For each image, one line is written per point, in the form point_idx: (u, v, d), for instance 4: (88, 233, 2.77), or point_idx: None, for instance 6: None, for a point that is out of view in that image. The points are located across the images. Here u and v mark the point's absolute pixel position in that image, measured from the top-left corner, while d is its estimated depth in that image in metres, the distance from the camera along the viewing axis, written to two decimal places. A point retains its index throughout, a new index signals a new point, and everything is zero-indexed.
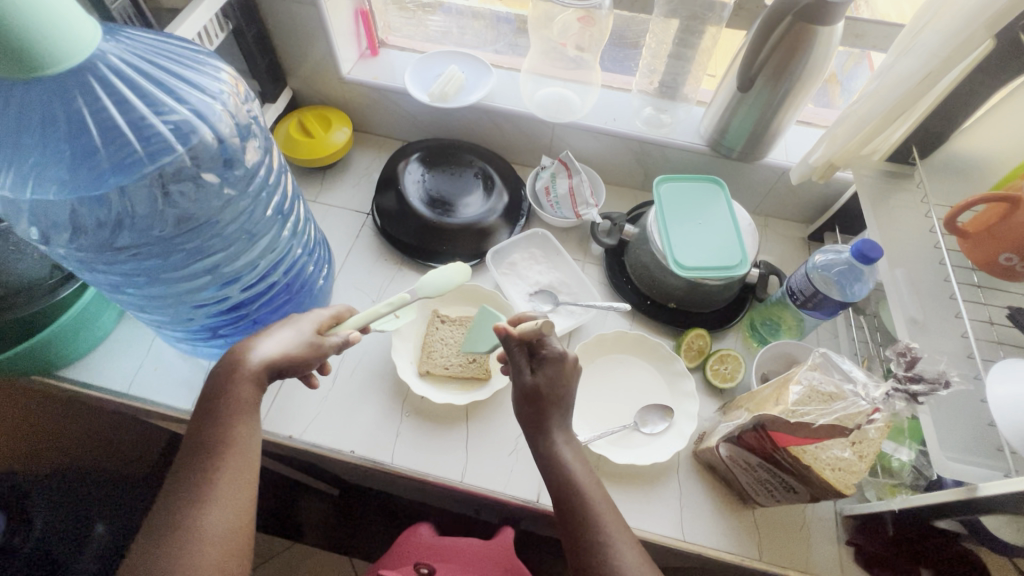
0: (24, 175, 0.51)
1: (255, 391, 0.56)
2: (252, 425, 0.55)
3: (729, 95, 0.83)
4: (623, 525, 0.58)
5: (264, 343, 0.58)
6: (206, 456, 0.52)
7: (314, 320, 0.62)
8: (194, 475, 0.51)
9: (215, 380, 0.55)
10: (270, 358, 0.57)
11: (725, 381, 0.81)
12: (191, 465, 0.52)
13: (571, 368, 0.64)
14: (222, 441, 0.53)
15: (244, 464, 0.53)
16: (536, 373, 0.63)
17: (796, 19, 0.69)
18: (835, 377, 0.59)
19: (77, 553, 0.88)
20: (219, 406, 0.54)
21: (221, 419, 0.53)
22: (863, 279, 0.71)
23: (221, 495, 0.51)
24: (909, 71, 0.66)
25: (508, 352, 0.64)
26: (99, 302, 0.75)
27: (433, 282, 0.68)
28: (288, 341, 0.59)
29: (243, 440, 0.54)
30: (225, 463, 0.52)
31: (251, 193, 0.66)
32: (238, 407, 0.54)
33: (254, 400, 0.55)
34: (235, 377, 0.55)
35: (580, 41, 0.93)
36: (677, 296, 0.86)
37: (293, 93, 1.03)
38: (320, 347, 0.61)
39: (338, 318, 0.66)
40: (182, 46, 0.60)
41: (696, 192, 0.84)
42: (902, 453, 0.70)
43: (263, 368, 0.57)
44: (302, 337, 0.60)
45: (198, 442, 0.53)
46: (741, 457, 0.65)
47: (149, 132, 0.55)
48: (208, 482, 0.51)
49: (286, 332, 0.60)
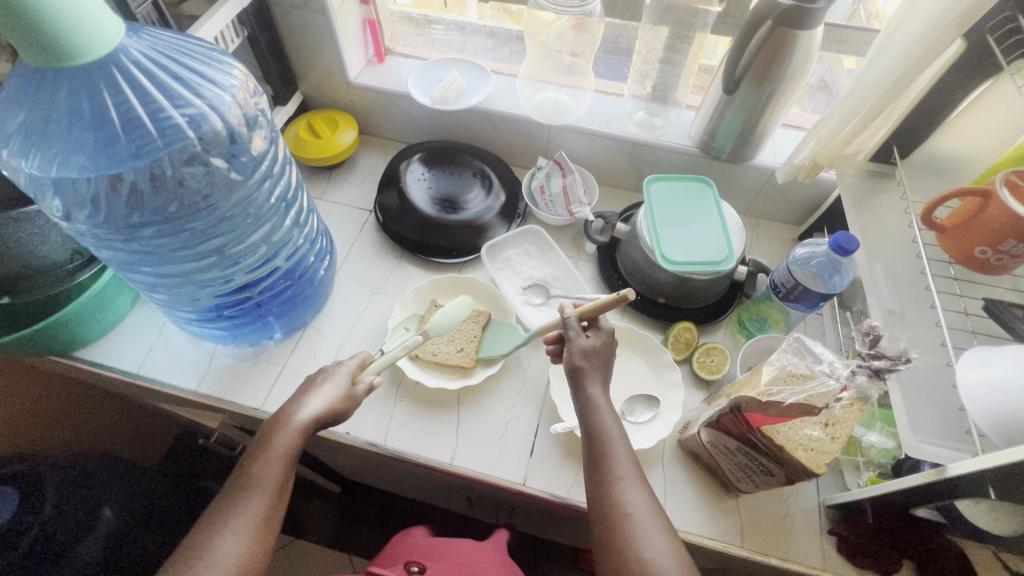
0: (51, 159, 0.56)
1: (295, 443, 0.62)
2: (285, 469, 0.61)
3: (716, 98, 0.87)
4: (635, 465, 0.60)
5: (310, 400, 0.66)
6: (241, 489, 0.58)
7: (346, 372, 0.70)
8: (225, 503, 0.57)
9: (267, 429, 0.63)
10: (317, 414, 0.64)
11: (711, 373, 0.83)
12: (228, 492, 0.58)
13: (583, 361, 0.65)
14: (254, 479, 0.59)
15: (267, 506, 0.58)
16: (591, 337, 0.67)
17: (776, 23, 0.72)
18: (807, 360, 0.61)
19: (83, 536, 0.88)
20: (264, 449, 0.61)
21: (261, 460, 0.60)
22: (842, 271, 0.74)
23: (239, 526, 0.56)
24: (883, 73, 0.68)
25: (563, 326, 0.67)
26: (114, 287, 0.80)
27: (441, 321, 0.75)
28: (334, 397, 0.66)
29: (272, 482, 0.59)
30: (251, 500, 0.57)
31: (255, 181, 0.71)
32: (277, 452, 0.61)
33: (292, 451, 0.62)
34: (283, 425, 0.63)
35: (574, 48, 0.98)
36: (666, 291, 0.88)
37: (303, 98, 1.09)
38: (354, 395, 0.68)
39: (363, 363, 0.72)
40: (197, 44, 0.66)
41: (685, 191, 0.87)
42: (872, 437, 0.74)
43: (309, 423, 0.64)
44: (340, 390, 0.68)
45: (238, 476, 0.59)
46: (721, 442, 0.66)
47: (168, 123, 0.60)
48: (233, 513, 0.57)
49: (328, 387, 0.67)
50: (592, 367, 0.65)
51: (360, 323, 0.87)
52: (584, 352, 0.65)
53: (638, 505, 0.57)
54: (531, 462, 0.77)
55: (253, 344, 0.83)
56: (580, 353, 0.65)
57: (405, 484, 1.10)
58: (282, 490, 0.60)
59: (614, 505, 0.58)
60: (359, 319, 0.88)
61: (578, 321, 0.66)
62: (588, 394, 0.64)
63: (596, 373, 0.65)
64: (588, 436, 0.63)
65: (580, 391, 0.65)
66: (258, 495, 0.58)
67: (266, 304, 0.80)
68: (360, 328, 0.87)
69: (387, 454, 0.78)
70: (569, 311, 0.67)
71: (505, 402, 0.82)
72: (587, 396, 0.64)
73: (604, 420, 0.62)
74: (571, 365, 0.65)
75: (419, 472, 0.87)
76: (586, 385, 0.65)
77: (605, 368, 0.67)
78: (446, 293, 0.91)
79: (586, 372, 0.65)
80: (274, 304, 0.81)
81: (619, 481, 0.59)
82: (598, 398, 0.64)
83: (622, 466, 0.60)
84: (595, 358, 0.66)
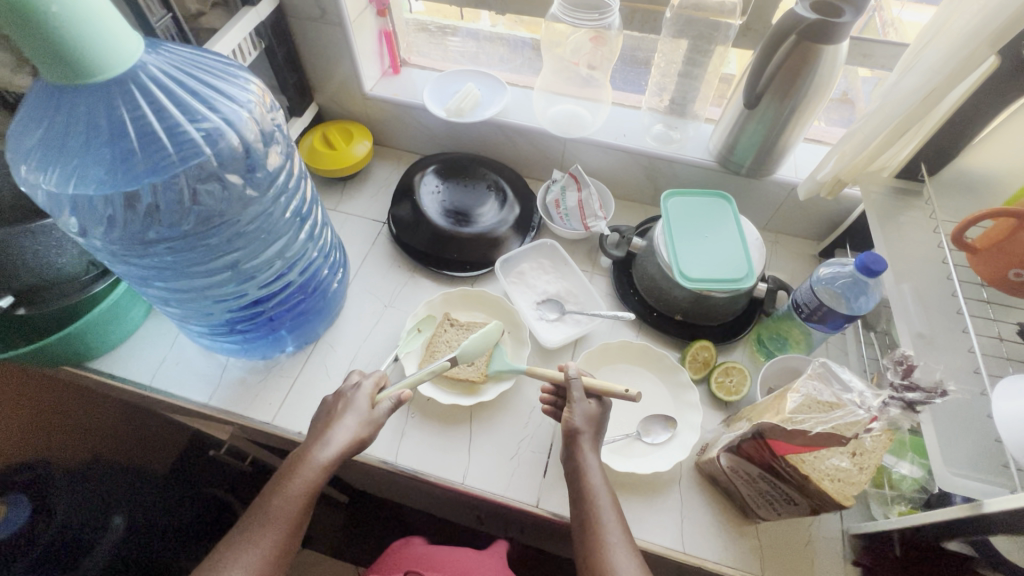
0: (68, 174, 0.56)
1: (315, 482, 0.63)
2: (302, 509, 0.62)
3: (736, 112, 0.85)
4: (624, 528, 0.61)
5: (334, 437, 0.66)
6: (255, 523, 0.60)
7: (366, 396, 0.70)
8: (240, 533, 0.59)
9: (290, 465, 0.64)
10: (341, 449, 0.65)
11: (730, 394, 0.81)
12: (243, 523, 0.60)
13: (583, 424, 0.66)
14: (270, 515, 0.60)
15: (279, 544, 0.59)
16: (591, 403, 0.68)
17: (801, 38, 0.70)
18: (834, 387, 0.59)
19: (93, 543, 0.89)
20: (284, 486, 0.62)
21: (280, 496, 0.61)
22: (868, 292, 0.71)
23: (246, 561, 0.57)
24: (912, 89, 0.67)
25: (568, 389, 0.68)
26: (130, 297, 0.80)
27: (473, 346, 0.74)
28: (357, 427, 0.67)
29: (287, 519, 0.60)
30: (263, 536, 0.59)
31: (271, 196, 0.71)
32: (297, 490, 0.61)
33: (312, 491, 0.62)
34: (307, 463, 0.63)
35: (592, 60, 0.97)
36: (684, 308, 0.86)
37: (319, 108, 1.09)
38: (375, 419, 0.68)
39: (380, 384, 0.73)
40: (215, 59, 0.65)
41: (704, 207, 0.85)
42: (902, 468, 0.71)
43: (330, 462, 0.64)
44: (360, 418, 0.68)
45: (257, 508, 0.61)
46: (742, 468, 0.64)
47: (183, 138, 0.60)
48: (245, 546, 0.58)
49: (349, 417, 0.68)
50: (589, 431, 0.66)
51: (371, 337, 0.86)
52: (585, 416, 0.67)
53: (626, 572, 0.56)
54: (544, 483, 0.75)
55: (265, 357, 0.83)
56: (582, 417, 0.66)
57: (413, 497, 1.09)
58: (297, 528, 0.61)
59: (602, 570, 0.57)
60: (372, 332, 0.87)
61: (582, 390, 0.68)
62: (577, 458, 0.65)
63: (592, 439, 0.66)
64: (578, 499, 0.64)
65: (571, 457, 0.66)
66: (271, 531, 0.59)
67: (279, 318, 0.80)
68: (372, 342, 0.86)
69: (398, 471, 0.77)
70: (577, 378, 0.68)
71: (518, 420, 0.80)
72: (578, 456, 0.65)
73: (594, 486, 0.63)
74: (570, 427, 0.66)
75: (428, 488, 0.86)
76: (580, 445, 0.65)
77: (599, 435, 0.68)
78: (458, 306, 0.90)
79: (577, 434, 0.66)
80: (286, 318, 0.81)
81: (609, 546, 0.58)
82: (589, 460, 0.65)
83: (613, 530, 0.60)
84: (593, 423, 0.67)
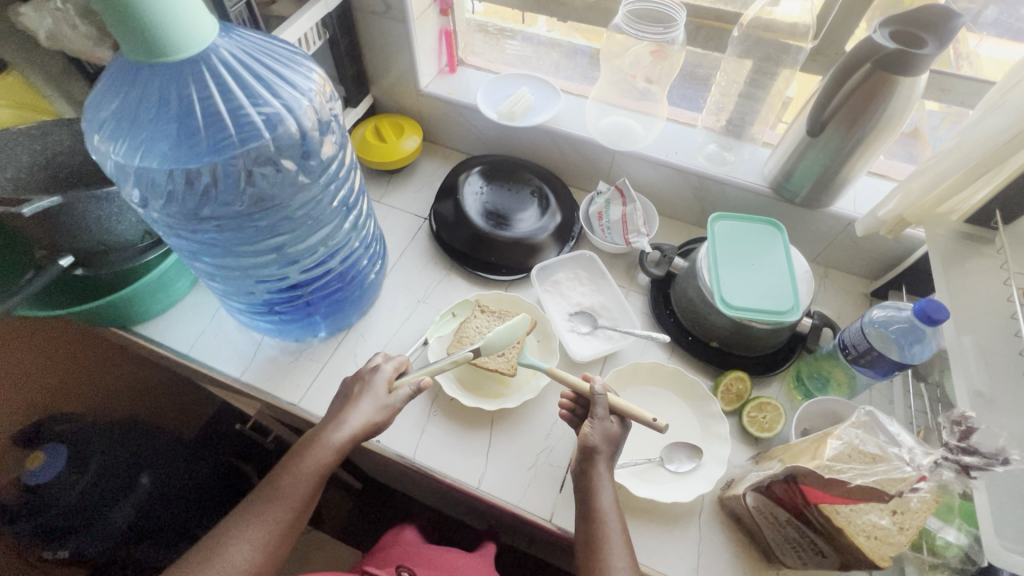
0: (136, 146, 0.59)
1: (326, 464, 0.64)
2: (312, 488, 0.63)
3: (797, 139, 0.82)
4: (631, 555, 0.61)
5: (348, 420, 0.67)
6: (266, 500, 0.61)
7: (384, 380, 0.70)
8: (251, 510, 0.61)
9: (302, 444, 0.66)
10: (355, 432, 0.66)
11: (762, 430, 0.77)
12: (255, 500, 0.62)
13: (601, 442, 0.65)
14: (280, 493, 0.62)
15: (288, 521, 0.61)
16: (614, 423, 0.67)
17: (876, 67, 0.67)
18: (880, 439, 0.56)
19: (119, 499, 0.93)
20: (296, 464, 0.63)
21: (291, 476, 0.62)
22: (924, 341, 0.67)
23: (254, 537, 0.59)
24: (996, 129, 0.62)
25: (591, 404, 0.66)
26: (178, 269, 0.83)
27: (497, 339, 0.73)
28: (370, 412, 0.67)
29: (297, 498, 0.62)
30: (273, 513, 0.61)
31: (322, 184, 0.72)
32: (308, 470, 0.63)
33: (322, 471, 0.64)
34: (319, 442, 0.65)
35: (650, 74, 0.96)
36: (721, 336, 0.84)
37: (374, 101, 1.11)
38: (391, 404, 0.69)
39: (400, 369, 0.73)
40: (283, 46, 0.67)
41: (754, 234, 0.82)
42: (948, 534, 0.62)
43: (343, 444, 0.65)
44: (375, 405, 0.68)
45: (268, 486, 0.63)
46: (768, 510, 0.61)
47: (245, 120, 0.61)
48: (254, 522, 0.60)
49: (364, 403, 0.68)
50: (607, 451, 0.65)
51: (401, 331, 0.87)
52: (604, 435, 0.65)
53: None
54: (559, 498, 0.73)
55: (298, 339, 0.85)
56: (600, 435, 0.65)
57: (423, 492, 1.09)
58: (304, 508, 0.63)
59: None
60: (403, 325, 0.88)
61: (606, 408, 0.66)
62: (592, 475, 0.64)
63: (609, 458, 0.65)
64: (585, 517, 0.63)
65: (583, 473, 0.65)
66: (282, 509, 0.61)
67: (315, 304, 0.81)
68: (402, 337, 0.86)
69: (415, 466, 0.77)
70: (602, 395, 0.66)
71: (539, 432, 0.79)
72: (594, 476, 0.64)
73: (604, 510, 0.62)
74: (588, 444, 0.65)
75: (440, 486, 0.85)
76: (596, 466, 0.64)
77: (617, 456, 0.66)
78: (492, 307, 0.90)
79: (596, 454, 0.64)
80: (322, 304, 0.82)
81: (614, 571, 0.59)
82: (603, 481, 0.64)
83: (621, 557, 0.60)
84: (611, 444, 0.65)
